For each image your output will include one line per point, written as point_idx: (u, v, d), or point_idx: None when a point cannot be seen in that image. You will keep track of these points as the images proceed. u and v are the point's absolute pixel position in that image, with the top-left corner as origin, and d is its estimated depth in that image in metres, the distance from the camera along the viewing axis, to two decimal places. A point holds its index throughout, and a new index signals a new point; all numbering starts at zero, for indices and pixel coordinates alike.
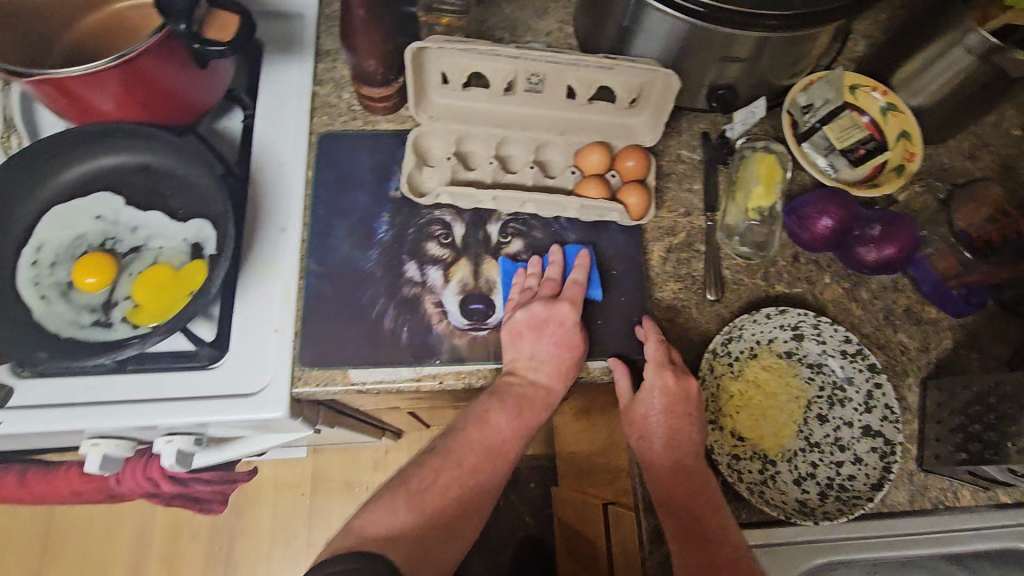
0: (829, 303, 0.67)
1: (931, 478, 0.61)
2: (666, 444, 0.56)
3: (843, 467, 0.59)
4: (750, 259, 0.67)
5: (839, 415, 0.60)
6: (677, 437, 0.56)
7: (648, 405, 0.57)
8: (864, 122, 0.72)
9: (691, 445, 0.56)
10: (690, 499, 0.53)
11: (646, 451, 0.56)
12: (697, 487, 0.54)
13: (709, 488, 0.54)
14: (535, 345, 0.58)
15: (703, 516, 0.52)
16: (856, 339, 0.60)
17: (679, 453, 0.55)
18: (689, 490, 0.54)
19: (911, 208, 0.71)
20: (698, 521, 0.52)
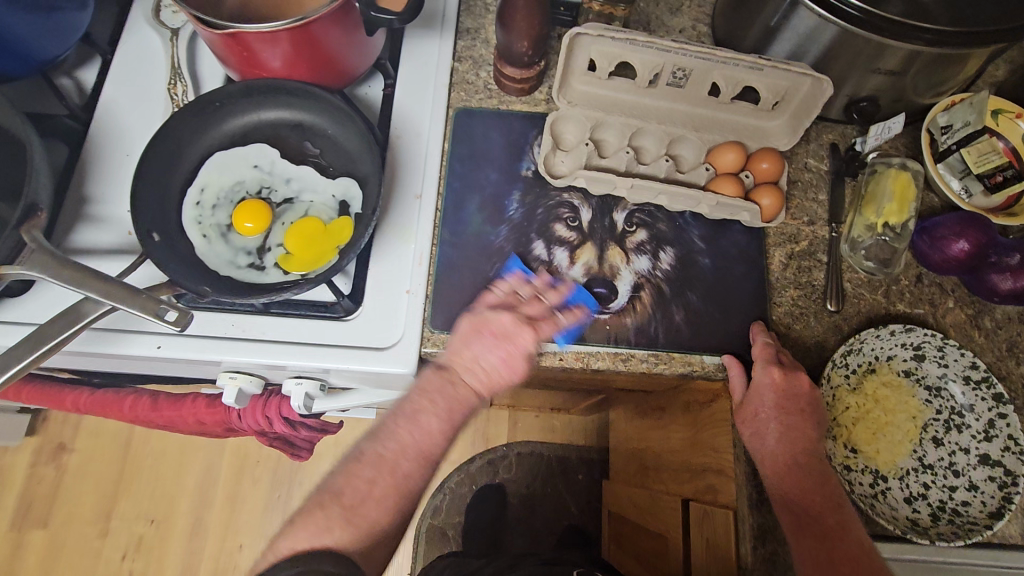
0: (951, 328, 0.66)
1: None
2: (780, 439, 0.55)
3: (958, 492, 0.58)
4: (873, 274, 0.67)
5: (957, 440, 0.60)
6: (791, 432, 0.56)
7: (759, 399, 0.57)
8: (1002, 148, 0.70)
9: (805, 441, 0.56)
10: (810, 499, 0.53)
11: (757, 443, 0.56)
12: (817, 487, 0.54)
13: (828, 487, 0.54)
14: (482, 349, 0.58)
15: (825, 517, 0.52)
16: (983, 366, 0.59)
17: (793, 449, 0.55)
18: (807, 491, 0.53)
19: None
20: (817, 518, 0.52)
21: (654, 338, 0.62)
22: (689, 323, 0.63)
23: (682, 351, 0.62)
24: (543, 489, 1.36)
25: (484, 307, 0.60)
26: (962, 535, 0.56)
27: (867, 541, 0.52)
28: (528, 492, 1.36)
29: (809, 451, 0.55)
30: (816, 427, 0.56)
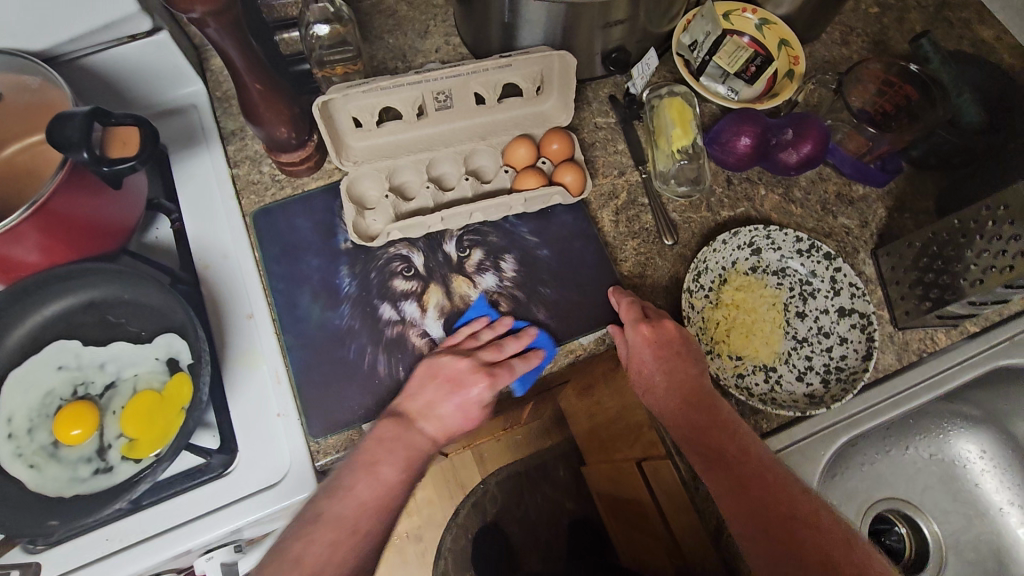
0: (772, 211, 0.72)
1: (908, 333, 0.66)
2: (667, 387, 0.58)
3: (833, 350, 0.63)
4: (690, 196, 0.71)
5: (815, 306, 0.65)
6: (675, 377, 0.58)
7: (639, 358, 0.59)
8: (746, 42, 0.77)
9: (691, 379, 0.58)
10: (720, 452, 0.55)
11: (651, 400, 0.59)
12: (721, 430, 0.56)
13: (722, 414, 0.57)
14: (438, 398, 0.57)
15: (739, 459, 0.54)
16: (806, 236, 0.65)
17: (681, 391, 0.58)
18: (717, 440, 0.55)
19: (810, 107, 0.77)
20: (719, 449, 0.55)
21: (529, 344, 0.62)
22: (556, 315, 0.64)
23: (559, 344, 0.63)
24: (533, 502, 1.35)
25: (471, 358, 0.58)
26: (851, 386, 0.61)
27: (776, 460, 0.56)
28: (521, 513, 1.35)
29: (699, 391, 0.58)
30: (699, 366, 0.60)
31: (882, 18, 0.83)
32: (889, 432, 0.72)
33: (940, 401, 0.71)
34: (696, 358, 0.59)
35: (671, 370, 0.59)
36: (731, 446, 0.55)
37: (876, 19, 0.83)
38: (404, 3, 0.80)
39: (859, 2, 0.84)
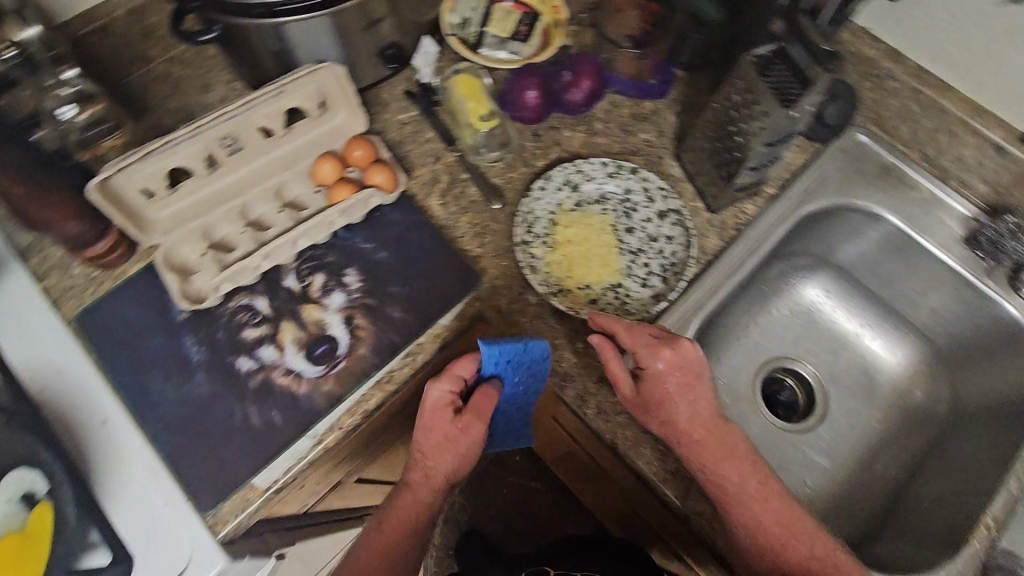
0: (581, 148, 0.77)
1: (722, 213, 0.74)
2: (691, 420, 0.56)
3: (662, 250, 0.70)
4: (504, 158, 0.75)
5: (636, 217, 0.72)
6: (690, 395, 0.57)
7: (660, 390, 0.56)
8: (511, 6, 0.82)
9: (707, 407, 0.58)
10: (785, 556, 0.55)
11: (664, 430, 0.57)
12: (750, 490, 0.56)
13: (738, 446, 0.57)
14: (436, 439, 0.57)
15: (766, 519, 0.55)
16: (609, 160, 0.73)
17: (701, 422, 0.57)
18: (765, 532, 0.56)
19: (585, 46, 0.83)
20: (737, 493, 0.56)
21: (395, 343, 0.63)
22: (410, 309, 0.65)
23: (422, 332, 0.64)
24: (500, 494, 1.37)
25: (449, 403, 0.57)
26: (686, 276, 0.69)
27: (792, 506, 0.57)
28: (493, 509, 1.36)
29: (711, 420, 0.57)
30: (697, 376, 0.57)
31: None
32: (739, 305, 0.81)
33: (773, 260, 0.80)
34: (710, 388, 0.58)
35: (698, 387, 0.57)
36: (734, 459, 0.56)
37: None
38: (175, 63, 0.80)
39: None
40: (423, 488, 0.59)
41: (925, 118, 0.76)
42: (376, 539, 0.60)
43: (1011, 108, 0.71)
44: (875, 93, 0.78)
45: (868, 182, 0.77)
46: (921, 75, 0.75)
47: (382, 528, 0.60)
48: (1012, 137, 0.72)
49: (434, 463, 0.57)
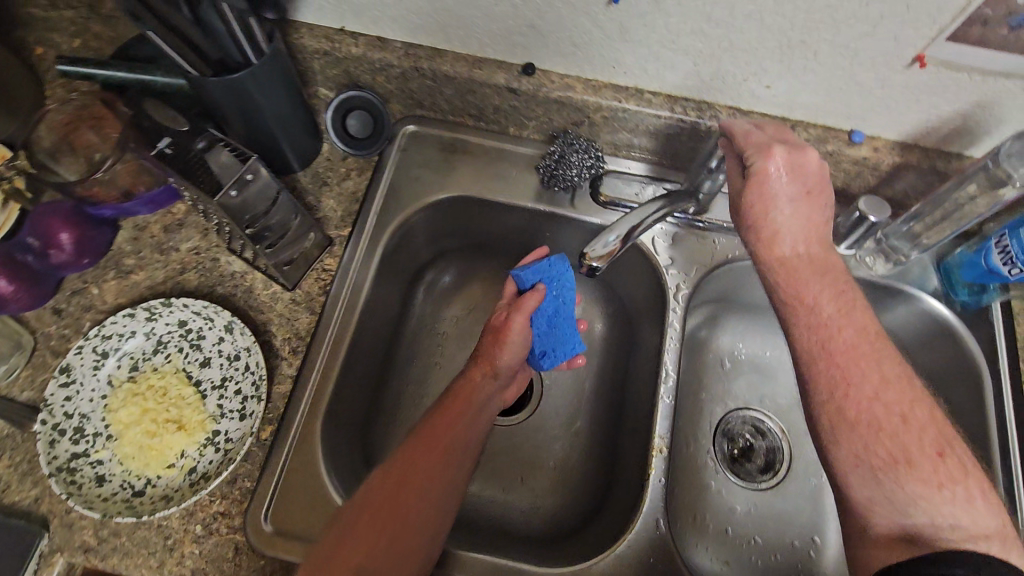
0: (118, 297, 0.64)
1: (303, 284, 0.67)
2: (792, 230, 0.56)
3: (239, 369, 0.60)
4: (25, 364, 0.61)
5: (196, 351, 0.61)
6: None
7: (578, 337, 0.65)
8: None
9: (833, 265, 0.56)
10: (792, 324, 0.56)
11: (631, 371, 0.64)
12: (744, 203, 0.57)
13: (856, 312, 0.54)
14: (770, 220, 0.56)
15: (787, 279, 0.56)
16: (130, 309, 0.60)
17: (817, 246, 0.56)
18: (848, 387, 0.52)
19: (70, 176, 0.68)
20: (853, 337, 0.53)
21: None
22: None
23: None
24: None
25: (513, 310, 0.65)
26: (281, 382, 0.62)
27: (838, 282, 0.55)
28: None
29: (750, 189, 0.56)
30: (755, 196, 0.56)
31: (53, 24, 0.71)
32: (397, 344, 0.77)
33: (396, 286, 0.75)
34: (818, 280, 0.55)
35: (747, 200, 0.56)
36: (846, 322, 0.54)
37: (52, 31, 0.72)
38: None
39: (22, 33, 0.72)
40: (456, 428, 0.58)
41: (443, 87, 0.71)
42: (378, 486, 0.52)
43: (497, 49, 0.67)
44: (394, 83, 0.72)
45: (435, 171, 0.74)
46: (412, 50, 0.69)
47: (387, 479, 0.53)
48: (514, 75, 0.68)
49: (502, 354, 0.63)
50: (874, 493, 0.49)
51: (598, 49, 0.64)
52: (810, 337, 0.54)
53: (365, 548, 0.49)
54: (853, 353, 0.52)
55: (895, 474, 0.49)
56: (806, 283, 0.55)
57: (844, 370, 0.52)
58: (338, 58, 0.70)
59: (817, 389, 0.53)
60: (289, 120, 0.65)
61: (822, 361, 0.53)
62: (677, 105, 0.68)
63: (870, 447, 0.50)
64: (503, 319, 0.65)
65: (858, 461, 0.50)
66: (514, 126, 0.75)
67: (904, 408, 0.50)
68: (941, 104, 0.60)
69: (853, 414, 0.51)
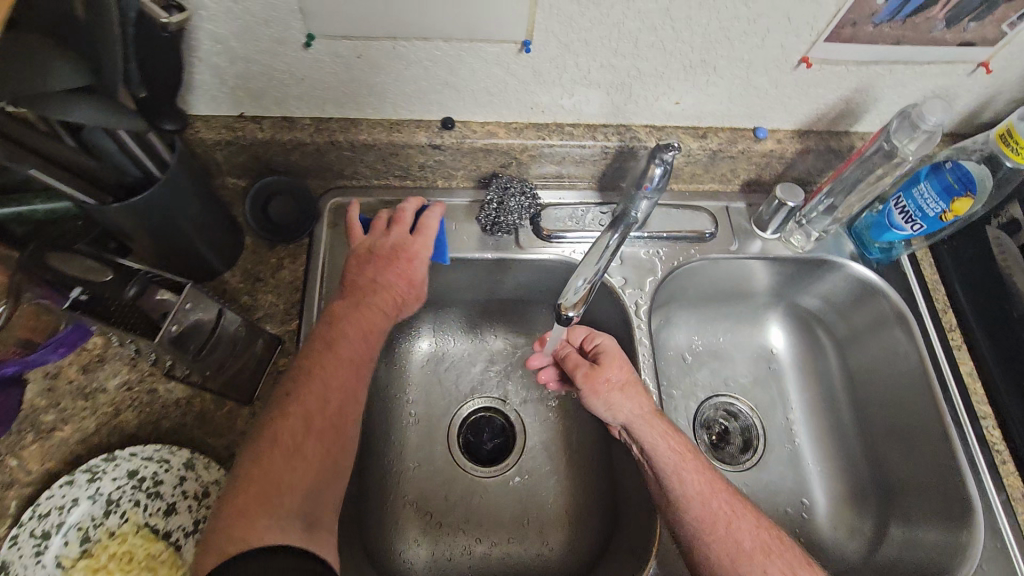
0: (45, 462, 0.56)
1: (262, 391, 0.61)
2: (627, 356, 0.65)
3: (212, 505, 0.55)
4: None
5: (157, 499, 0.55)
6: (604, 395, 0.62)
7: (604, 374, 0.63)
8: None
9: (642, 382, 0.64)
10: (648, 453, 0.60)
11: (613, 410, 0.62)
12: (605, 358, 0.64)
13: (717, 494, 0.58)
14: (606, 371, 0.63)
15: (616, 405, 0.62)
16: (65, 476, 0.52)
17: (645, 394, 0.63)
18: (719, 526, 0.56)
19: None
20: (715, 511, 0.57)
21: None
22: None
23: None
24: None
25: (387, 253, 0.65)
26: None
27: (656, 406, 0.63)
28: None
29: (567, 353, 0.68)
30: (602, 369, 0.63)
31: None
32: (371, 425, 0.73)
33: None
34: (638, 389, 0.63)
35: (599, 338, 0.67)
36: (691, 478, 0.58)
37: None
38: None
39: None
40: (355, 351, 0.59)
41: (363, 154, 0.69)
42: (320, 402, 0.55)
43: (413, 109, 0.66)
44: (309, 160, 0.69)
45: None
46: (324, 124, 0.66)
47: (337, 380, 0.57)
48: (435, 131, 0.67)
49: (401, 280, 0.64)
50: (732, 559, 0.55)
51: (515, 95, 0.65)
52: (665, 466, 0.59)
53: (309, 463, 0.53)
54: (696, 468, 0.59)
55: (760, 555, 0.55)
56: (648, 423, 0.61)
57: (704, 484, 0.58)
58: (243, 145, 0.65)
59: (674, 480, 0.58)
60: (207, 222, 0.60)
61: (682, 471, 0.58)
62: (598, 133, 0.70)
63: (731, 531, 0.56)
64: (390, 248, 0.65)
65: (709, 532, 0.56)
66: (442, 178, 0.74)
67: (732, 496, 0.58)
68: (828, 93, 0.67)
69: (715, 503, 0.57)
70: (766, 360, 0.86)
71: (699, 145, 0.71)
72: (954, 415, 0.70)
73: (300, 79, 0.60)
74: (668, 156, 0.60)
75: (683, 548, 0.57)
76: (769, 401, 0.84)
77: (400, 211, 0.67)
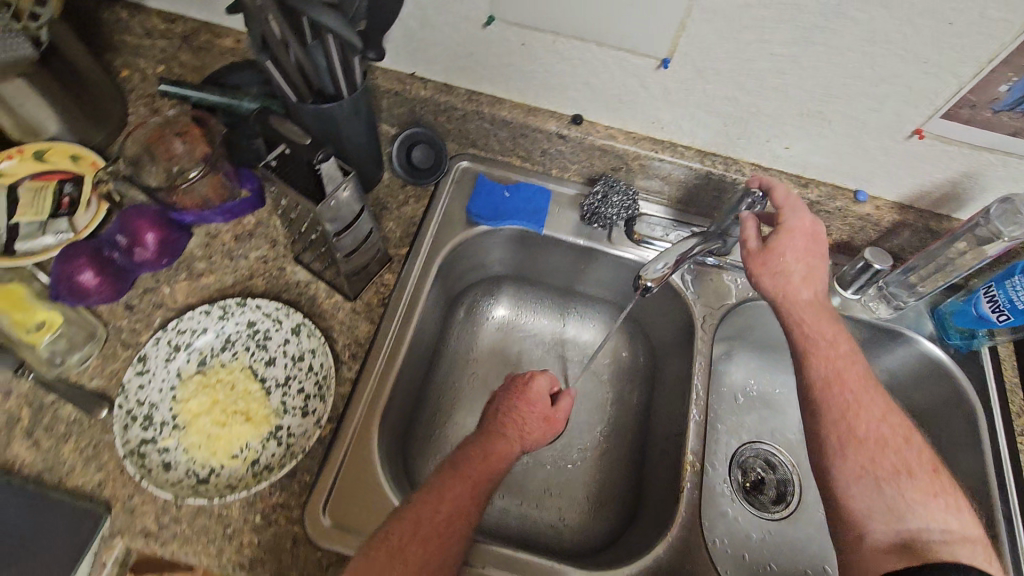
0: (188, 297, 0.68)
1: (365, 294, 0.72)
2: (797, 264, 0.65)
3: (305, 366, 0.64)
4: (95, 354, 0.63)
5: (266, 350, 0.65)
6: (771, 270, 0.65)
7: (781, 259, 0.65)
8: (35, 182, 0.68)
9: (818, 282, 0.66)
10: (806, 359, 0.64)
11: (775, 286, 0.66)
12: (776, 241, 0.66)
13: (863, 399, 0.62)
14: (786, 255, 0.65)
15: (793, 317, 0.65)
16: (207, 305, 0.65)
17: (812, 282, 0.66)
18: (854, 435, 0.61)
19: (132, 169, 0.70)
20: (854, 429, 0.61)
21: None
22: None
23: None
24: None
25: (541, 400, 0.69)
26: (342, 383, 0.66)
27: (832, 319, 0.66)
28: None
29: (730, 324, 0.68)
30: (772, 248, 0.66)
31: (155, 57, 0.80)
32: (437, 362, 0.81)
33: (442, 306, 0.81)
34: (804, 269, 0.65)
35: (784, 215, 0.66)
36: (833, 390, 0.62)
37: (154, 64, 0.80)
38: None
39: (127, 66, 0.81)
40: (485, 468, 0.60)
41: (498, 130, 0.80)
42: (440, 498, 0.56)
43: (552, 101, 0.77)
44: (454, 124, 0.81)
45: None
46: (475, 96, 0.78)
47: (453, 488, 0.58)
48: (565, 123, 0.77)
49: (537, 436, 0.67)
50: (863, 467, 0.60)
51: (642, 107, 0.74)
52: (825, 369, 0.64)
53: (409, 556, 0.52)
54: (855, 380, 0.63)
55: (891, 449, 0.60)
56: (813, 311, 0.65)
57: (861, 398, 0.62)
58: (407, 98, 0.78)
59: (835, 385, 0.63)
60: (365, 146, 0.72)
61: (841, 377, 0.63)
62: (707, 159, 0.77)
63: (853, 424, 0.61)
64: (549, 410, 0.69)
65: (841, 445, 0.61)
66: (557, 168, 0.84)
67: (887, 411, 0.62)
68: (935, 171, 0.71)
69: (861, 411, 0.62)
70: None
71: (798, 192, 0.77)
72: (1006, 509, 0.67)
73: (470, 53, 0.72)
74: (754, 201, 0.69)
75: (810, 435, 0.64)
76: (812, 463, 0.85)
77: (539, 387, 0.70)
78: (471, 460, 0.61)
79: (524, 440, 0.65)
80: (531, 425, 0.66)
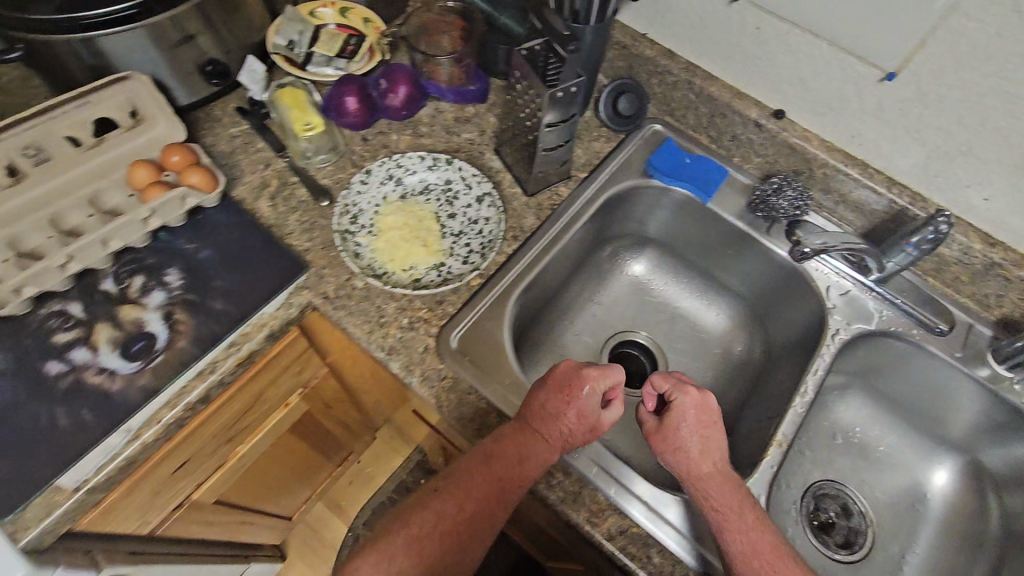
0: (407, 147, 0.83)
1: (540, 196, 0.82)
2: (697, 447, 0.62)
3: (478, 228, 0.77)
4: (332, 161, 0.80)
5: (453, 205, 0.78)
6: (678, 443, 0.63)
7: (676, 428, 0.63)
8: (334, 29, 0.87)
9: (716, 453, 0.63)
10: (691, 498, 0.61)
11: (677, 459, 0.62)
12: (669, 419, 0.64)
13: (760, 551, 0.57)
14: (680, 439, 0.63)
15: (684, 470, 0.62)
16: (426, 153, 0.79)
17: (712, 459, 0.62)
18: (759, 551, 0.57)
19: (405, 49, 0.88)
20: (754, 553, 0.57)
21: (219, 333, 0.65)
22: (233, 302, 0.67)
23: (246, 321, 0.66)
24: None
25: (582, 407, 0.61)
26: (499, 252, 0.76)
27: (737, 488, 0.61)
28: None
29: (690, 408, 0.64)
30: (666, 423, 0.64)
31: None
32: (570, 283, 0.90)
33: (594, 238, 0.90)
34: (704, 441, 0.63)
35: (681, 411, 0.64)
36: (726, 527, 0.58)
37: None
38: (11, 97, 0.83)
39: None
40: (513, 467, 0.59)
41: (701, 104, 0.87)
42: (457, 493, 0.59)
43: (761, 91, 0.83)
44: (663, 88, 0.90)
45: None
46: (692, 68, 0.86)
47: (473, 485, 0.59)
48: (766, 114, 0.83)
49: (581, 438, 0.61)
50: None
51: (848, 117, 0.77)
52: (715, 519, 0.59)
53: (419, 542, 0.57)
54: (721, 488, 0.60)
55: None
56: (706, 479, 0.61)
57: (729, 502, 0.59)
58: (632, 53, 0.88)
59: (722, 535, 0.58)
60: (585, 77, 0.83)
61: (726, 530, 0.58)
62: (894, 187, 0.78)
63: (767, 558, 0.56)
64: (589, 414, 0.61)
65: (752, 551, 0.57)
66: (740, 156, 0.89)
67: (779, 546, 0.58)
68: None
69: (735, 511, 0.59)
70: (915, 496, 0.83)
71: (981, 249, 0.75)
72: None
73: (704, 27, 0.81)
74: (942, 230, 0.69)
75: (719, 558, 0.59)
76: (895, 527, 0.81)
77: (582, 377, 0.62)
78: (507, 452, 0.59)
79: (566, 437, 0.60)
80: (574, 424, 0.60)
